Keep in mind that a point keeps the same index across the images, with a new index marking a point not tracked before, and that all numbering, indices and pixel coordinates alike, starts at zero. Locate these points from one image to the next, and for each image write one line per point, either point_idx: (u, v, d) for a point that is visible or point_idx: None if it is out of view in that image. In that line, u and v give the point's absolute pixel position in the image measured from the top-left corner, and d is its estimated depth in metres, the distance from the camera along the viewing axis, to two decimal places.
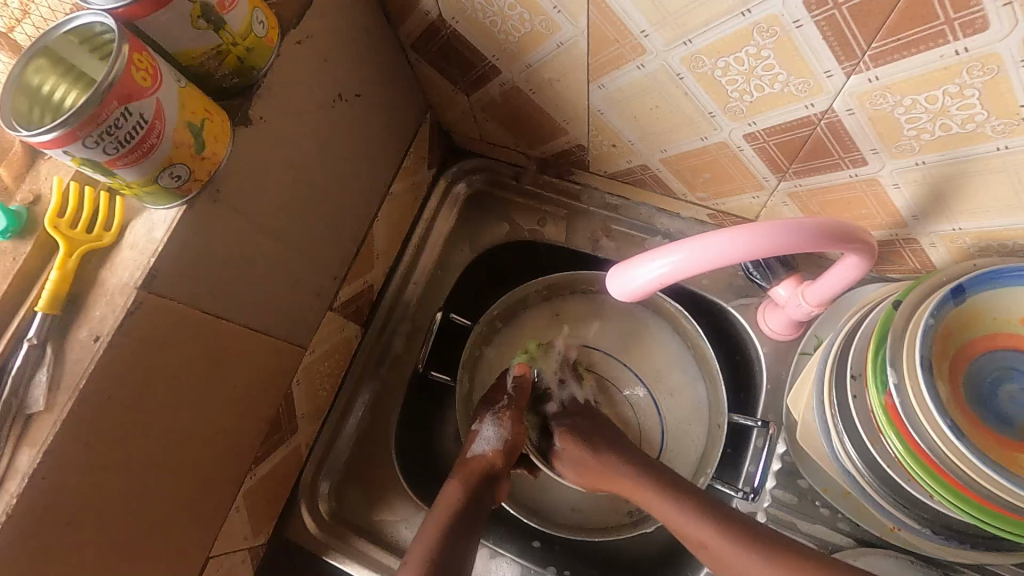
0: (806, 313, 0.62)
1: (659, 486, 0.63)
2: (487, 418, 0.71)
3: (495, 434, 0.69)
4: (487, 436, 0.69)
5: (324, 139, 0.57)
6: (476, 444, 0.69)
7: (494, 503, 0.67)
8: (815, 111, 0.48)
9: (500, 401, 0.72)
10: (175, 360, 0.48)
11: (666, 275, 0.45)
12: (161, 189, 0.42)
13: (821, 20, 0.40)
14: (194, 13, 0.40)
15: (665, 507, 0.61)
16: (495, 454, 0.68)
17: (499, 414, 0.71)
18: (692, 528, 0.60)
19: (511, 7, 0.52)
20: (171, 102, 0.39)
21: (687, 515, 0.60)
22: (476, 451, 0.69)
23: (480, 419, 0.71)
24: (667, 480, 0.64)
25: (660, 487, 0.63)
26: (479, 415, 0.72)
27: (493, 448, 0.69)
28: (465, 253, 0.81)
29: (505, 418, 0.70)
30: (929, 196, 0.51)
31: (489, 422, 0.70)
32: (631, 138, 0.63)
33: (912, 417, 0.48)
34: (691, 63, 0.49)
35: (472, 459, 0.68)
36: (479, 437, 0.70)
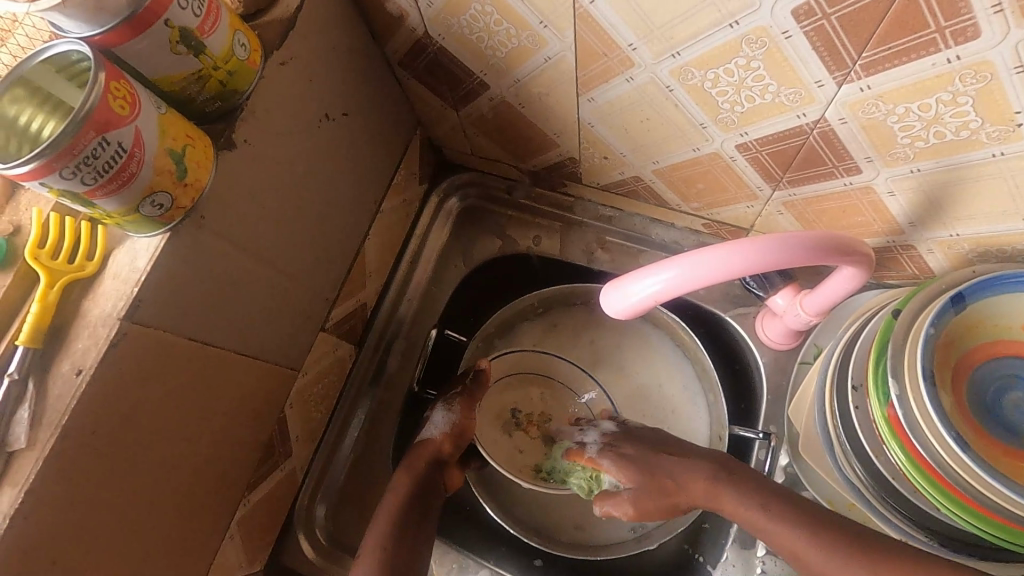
0: (805, 322, 0.62)
1: (749, 503, 0.58)
2: (437, 404, 0.71)
3: (444, 419, 0.69)
4: (436, 421, 0.69)
5: (312, 160, 0.56)
6: (428, 427, 0.69)
7: (443, 491, 0.68)
8: (807, 121, 0.48)
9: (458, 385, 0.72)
10: (161, 390, 0.46)
11: (664, 292, 0.45)
12: (143, 218, 0.41)
13: (810, 30, 0.40)
14: (173, 38, 0.39)
15: (735, 505, 0.59)
16: (445, 440, 0.68)
17: (460, 399, 0.70)
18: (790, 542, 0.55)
19: (497, 22, 0.51)
20: (151, 130, 0.38)
21: (793, 528, 0.55)
22: (425, 435, 0.69)
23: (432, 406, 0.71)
24: (734, 505, 0.59)
25: (740, 510, 0.58)
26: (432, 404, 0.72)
27: (439, 432, 0.69)
28: (459, 268, 0.81)
29: (460, 404, 0.70)
30: (925, 203, 0.51)
31: (439, 408, 0.70)
32: (622, 150, 0.62)
33: (915, 429, 0.47)
34: (680, 76, 0.48)
35: (421, 443, 0.68)
36: (431, 421, 0.70)
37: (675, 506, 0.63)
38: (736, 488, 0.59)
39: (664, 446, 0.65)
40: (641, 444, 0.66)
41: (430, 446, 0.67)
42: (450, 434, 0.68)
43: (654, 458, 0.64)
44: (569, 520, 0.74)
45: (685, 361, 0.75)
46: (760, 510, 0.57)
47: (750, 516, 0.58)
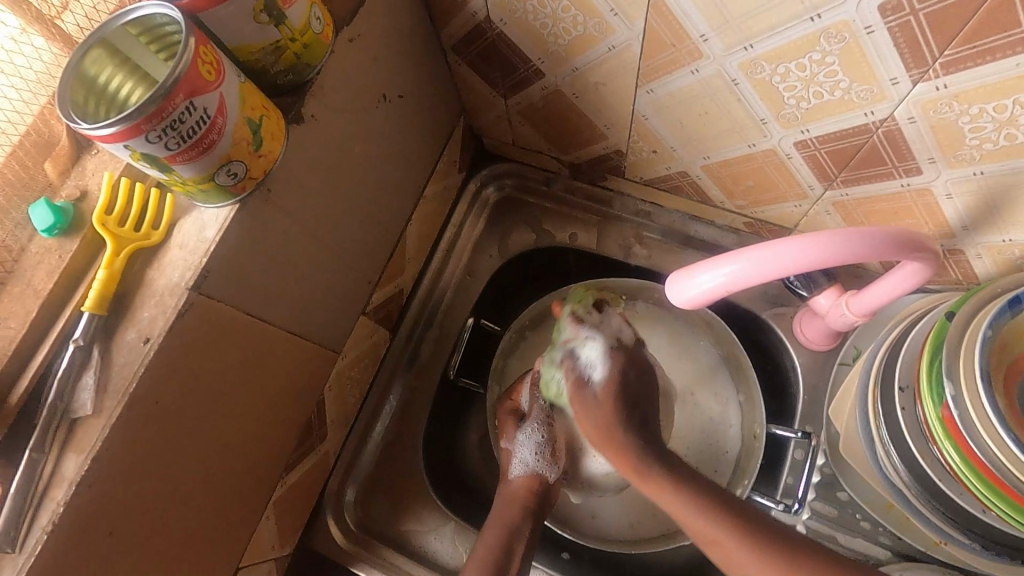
0: (848, 323, 0.62)
1: (651, 471, 0.59)
2: (517, 435, 0.70)
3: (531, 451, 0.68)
4: (523, 454, 0.68)
5: (368, 140, 0.56)
6: (514, 465, 0.68)
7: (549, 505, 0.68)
8: (874, 119, 0.48)
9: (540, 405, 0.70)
10: (218, 364, 0.46)
11: (728, 285, 0.45)
12: (216, 187, 0.40)
13: (895, 26, 0.40)
14: (257, 7, 0.39)
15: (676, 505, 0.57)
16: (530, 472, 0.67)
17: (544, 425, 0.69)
18: (701, 528, 0.55)
19: (565, 9, 0.51)
20: (232, 97, 0.38)
21: (697, 505, 0.56)
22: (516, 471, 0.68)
23: (510, 438, 0.70)
24: (639, 471, 0.60)
25: (662, 483, 0.59)
26: (513, 428, 0.70)
27: (530, 469, 0.68)
28: (494, 258, 0.80)
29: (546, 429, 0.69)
30: (982, 206, 0.51)
31: (523, 439, 0.69)
32: (673, 144, 0.62)
33: (972, 430, 0.48)
34: (749, 69, 0.48)
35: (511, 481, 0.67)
36: (519, 452, 0.69)
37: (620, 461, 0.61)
38: (657, 465, 0.60)
39: (635, 400, 0.64)
40: (624, 393, 0.64)
41: (518, 482, 0.67)
42: (540, 470, 0.67)
43: (629, 404, 0.63)
44: (590, 512, 0.73)
45: (717, 361, 0.75)
46: (671, 489, 0.58)
47: (670, 497, 0.58)
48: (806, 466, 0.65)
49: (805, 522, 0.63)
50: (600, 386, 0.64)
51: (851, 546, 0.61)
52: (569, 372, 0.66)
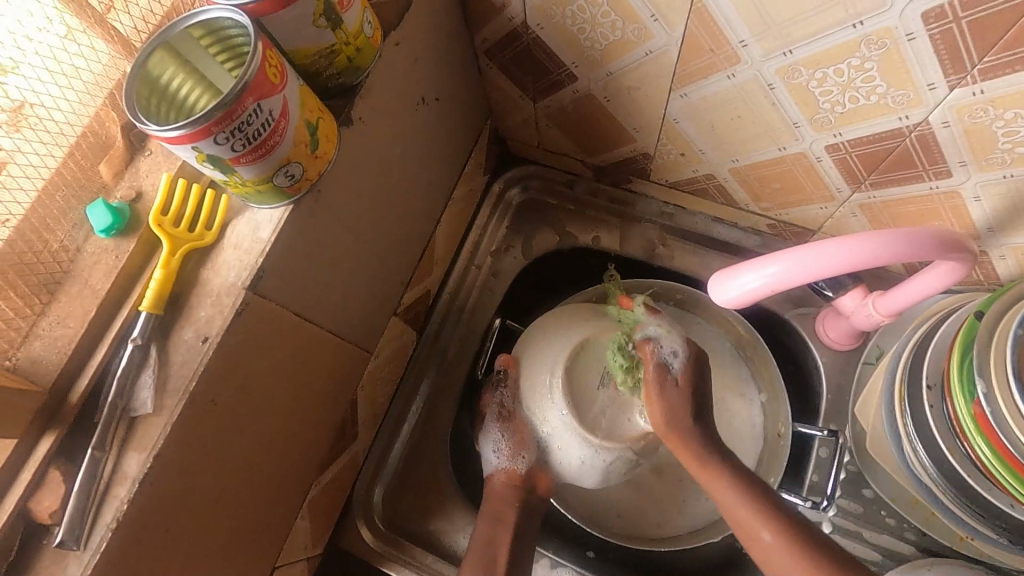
0: (873, 323, 0.63)
1: (710, 462, 0.61)
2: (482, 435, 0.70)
3: (498, 452, 0.67)
4: (490, 454, 0.68)
5: (406, 143, 0.57)
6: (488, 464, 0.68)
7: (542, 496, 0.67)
8: (908, 123, 0.49)
9: (494, 400, 0.71)
10: (267, 363, 0.46)
11: (772, 285, 0.46)
12: (273, 188, 0.41)
13: (936, 33, 0.41)
14: (317, 12, 0.39)
15: (725, 492, 0.59)
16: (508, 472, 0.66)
17: (498, 419, 0.69)
18: (751, 521, 0.57)
19: (605, 14, 0.52)
20: (294, 100, 0.39)
21: (746, 501, 0.58)
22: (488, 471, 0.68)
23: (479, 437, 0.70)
24: (707, 468, 0.61)
25: (715, 470, 0.61)
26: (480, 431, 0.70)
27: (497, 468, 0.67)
28: (518, 259, 0.80)
29: (501, 424, 0.69)
30: (1010, 208, 0.52)
31: (486, 439, 0.69)
32: (701, 147, 0.64)
33: (1003, 426, 0.49)
34: (786, 74, 0.50)
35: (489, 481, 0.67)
36: (484, 449, 0.69)
37: (684, 453, 0.62)
38: (719, 460, 0.61)
39: (702, 397, 0.65)
40: (697, 394, 0.64)
41: (498, 480, 0.66)
42: (505, 467, 0.66)
43: (698, 408, 0.64)
44: (614, 510, 0.74)
45: (741, 362, 0.76)
46: (728, 486, 0.59)
47: (726, 494, 0.59)
48: (832, 464, 0.66)
49: (831, 519, 0.64)
50: (679, 374, 0.65)
51: (877, 542, 0.63)
52: (654, 356, 0.65)
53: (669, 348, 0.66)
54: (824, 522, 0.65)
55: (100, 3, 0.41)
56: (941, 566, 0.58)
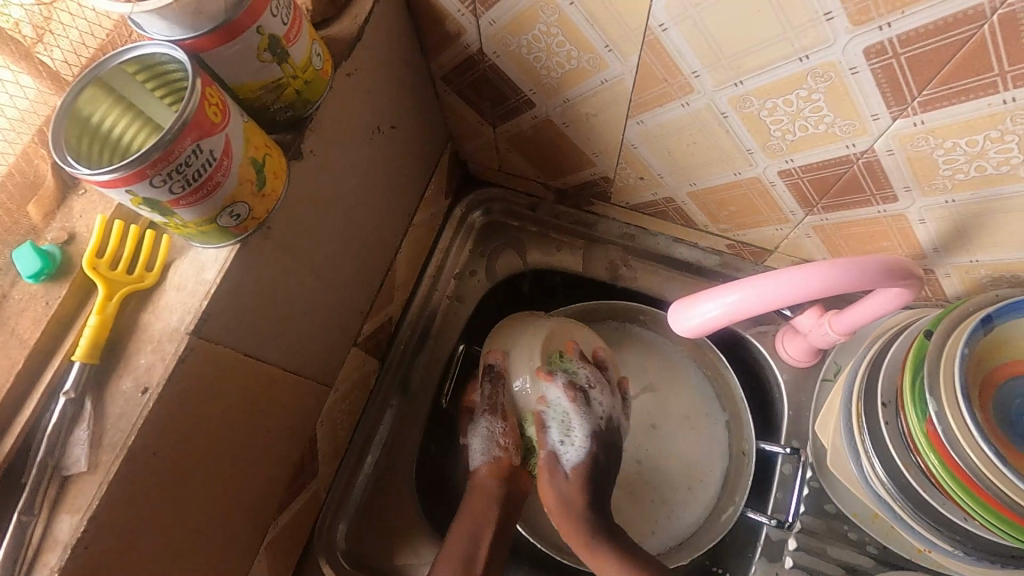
0: (830, 341, 0.64)
1: (601, 548, 0.62)
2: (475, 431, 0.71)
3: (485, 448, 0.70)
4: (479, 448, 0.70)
5: (362, 171, 0.55)
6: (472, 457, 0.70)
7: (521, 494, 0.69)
8: (855, 151, 0.50)
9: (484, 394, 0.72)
10: (216, 408, 0.44)
11: (730, 316, 0.47)
12: (218, 228, 0.39)
13: (878, 68, 0.42)
14: (262, 45, 0.38)
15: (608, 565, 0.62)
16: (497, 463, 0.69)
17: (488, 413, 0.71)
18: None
19: (560, 44, 0.52)
20: (237, 138, 0.37)
21: (626, 569, 0.61)
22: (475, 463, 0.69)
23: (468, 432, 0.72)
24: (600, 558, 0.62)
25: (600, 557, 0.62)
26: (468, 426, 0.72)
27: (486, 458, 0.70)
28: (481, 282, 0.79)
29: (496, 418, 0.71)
30: (953, 231, 0.54)
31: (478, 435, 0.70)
32: (660, 171, 0.64)
33: (954, 444, 0.50)
34: (738, 104, 0.50)
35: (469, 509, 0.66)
36: (473, 443, 0.70)
37: (568, 528, 0.64)
38: (604, 541, 0.63)
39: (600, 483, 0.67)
40: (591, 485, 0.66)
41: (482, 472, 0.68)
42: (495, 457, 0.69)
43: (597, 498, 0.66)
44: None
45: (703, 381, 0.77)
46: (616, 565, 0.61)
47: (604, 571, 0.61)
48: (796, 479, 0.67)
49: (796, 536, 0.65)
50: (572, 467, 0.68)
51: (840, 558, 0.63)
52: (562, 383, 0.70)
53: (603, 409, 0.70)
54: (789, 539, 0.65)
55: (28, 33, 0.39)
56: None
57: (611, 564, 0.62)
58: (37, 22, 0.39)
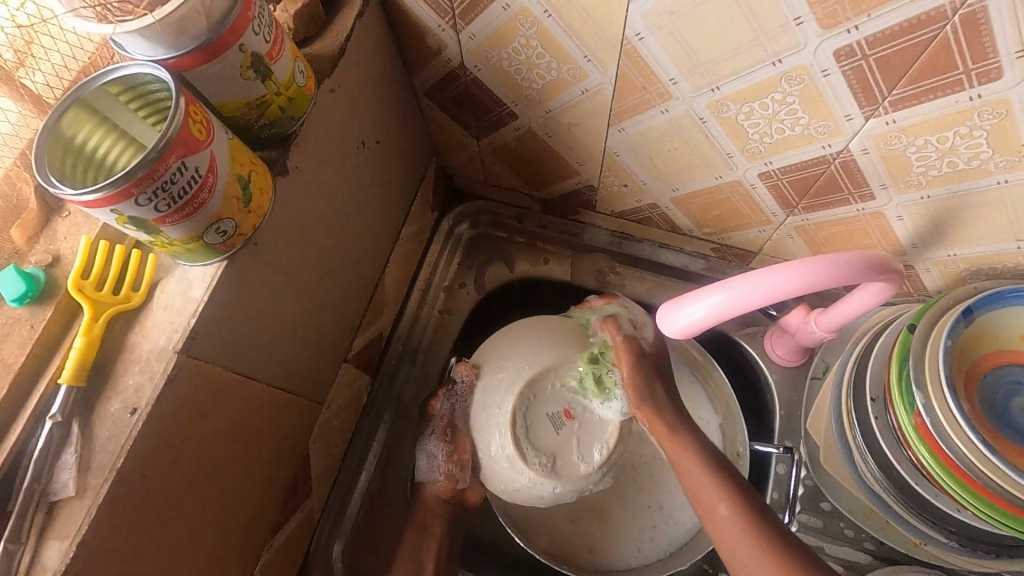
0: (818, 339, 0.65)
1: (680, 433, 0.62)
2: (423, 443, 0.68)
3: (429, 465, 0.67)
4: (428, 464, 0.67)
5: (348, 186, 0.56)
6: (421, 471, 0.68)
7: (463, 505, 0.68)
8: (831, 151, 0.51)
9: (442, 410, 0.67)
10: (207, 428, 0.44)
11: (715, 315, 0.47)
12: (204, 246, 0.39)
13: (849, 70, 0.43)
14: (244, 64, 0.38)
15: (687, 450, 0.61)
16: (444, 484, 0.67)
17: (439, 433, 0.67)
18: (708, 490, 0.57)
19: (540, 55, 0.53)
20: (222, 155, 0.37)
21: (705, 471, 0.59)
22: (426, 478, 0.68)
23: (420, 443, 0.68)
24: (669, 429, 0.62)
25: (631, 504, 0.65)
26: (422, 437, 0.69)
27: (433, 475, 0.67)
28: (471, 294, 0.79)
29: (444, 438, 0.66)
30: (930, 226, 0.55)
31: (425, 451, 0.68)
32: (643, 178, 0.65)
33: (943, 435, 0.51)
34: (716, 108, 0.52)
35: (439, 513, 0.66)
36: (418, 461, 0.68)
37: (655, 419, 0.63)
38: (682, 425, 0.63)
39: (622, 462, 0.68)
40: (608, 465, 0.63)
41: (431, 489, 0.67)
42: (440, 477, 0.67)
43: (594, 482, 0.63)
44: (583, 543, 0.72)
45: (695, 384, 0.77)
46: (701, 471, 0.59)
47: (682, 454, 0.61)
48: (790, 479, 0.67)
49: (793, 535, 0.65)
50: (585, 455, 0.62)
51: (839, 555, 0.64)
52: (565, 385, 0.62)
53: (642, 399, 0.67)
54: None
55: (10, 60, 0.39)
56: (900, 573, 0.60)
57: (691, 448, 0.61)
58: (17, 47, 0.39)
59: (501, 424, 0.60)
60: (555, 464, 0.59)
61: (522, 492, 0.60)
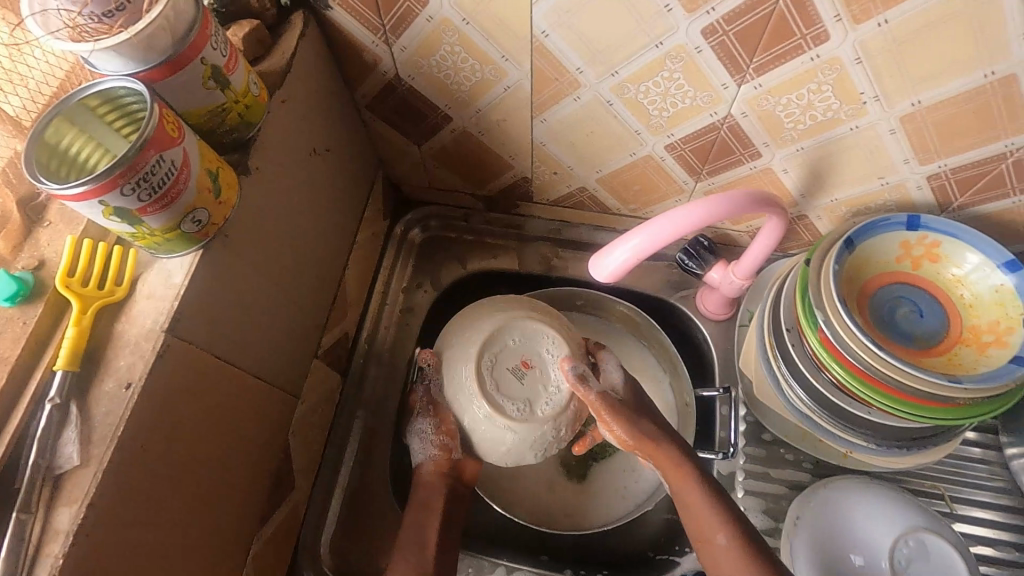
0: (738, 288, 0.74)
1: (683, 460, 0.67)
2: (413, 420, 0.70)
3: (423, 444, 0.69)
4: (419, 442, 0.70)
5: (305, 191, 0.62)
6: (414, 454, 0.70)
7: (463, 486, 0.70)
8: (718, 118, 0.61)
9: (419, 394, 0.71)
10: (195, 408, 0.48)
11: (637, 255, 0.54)
12: (181, 235, 0.44)
13: (716, 45, 0.53)
14: (206, 74, 0.44)
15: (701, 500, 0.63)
16: (439, 456, 0.69)
17: (425, 411, 0.69)
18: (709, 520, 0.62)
19: (463, 59, 0.61)
20: (193, 152, 0.43)
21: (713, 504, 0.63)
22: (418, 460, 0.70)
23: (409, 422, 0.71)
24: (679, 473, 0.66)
25: (687, 472, 0.66)
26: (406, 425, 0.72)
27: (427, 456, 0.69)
28: (430, 293, 0.85)
29: (428, 415, 0.69)
30: (810, 174, 0.66)
31: (415, 433, 0.70)
32: (569, 164, 0.73)
33: (844, 344, 0.60)
34: (618, 91, 0.61)
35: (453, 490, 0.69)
36: (411, 442, 0.70)
37: (655, 451, 0.67)
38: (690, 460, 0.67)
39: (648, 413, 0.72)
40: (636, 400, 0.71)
41: (425, 469, 0.69)
42: (433, 455, 0.69)
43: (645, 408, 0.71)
44: (559, 508, 0.78)
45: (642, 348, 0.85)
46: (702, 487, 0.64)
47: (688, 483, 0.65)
48: (732, 417, 0.75)
49: (742, 466, 0.73)
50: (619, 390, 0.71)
51: (783, 477, 0.72)
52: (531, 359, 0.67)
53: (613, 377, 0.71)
54: (737, 470, 0.73)
55: None
56: (851, 484, 0.67)
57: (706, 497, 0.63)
58: None
59: (471, 386, 0.65)
60: (531, 410, 0.65)
61: (511, 451, 0.65)
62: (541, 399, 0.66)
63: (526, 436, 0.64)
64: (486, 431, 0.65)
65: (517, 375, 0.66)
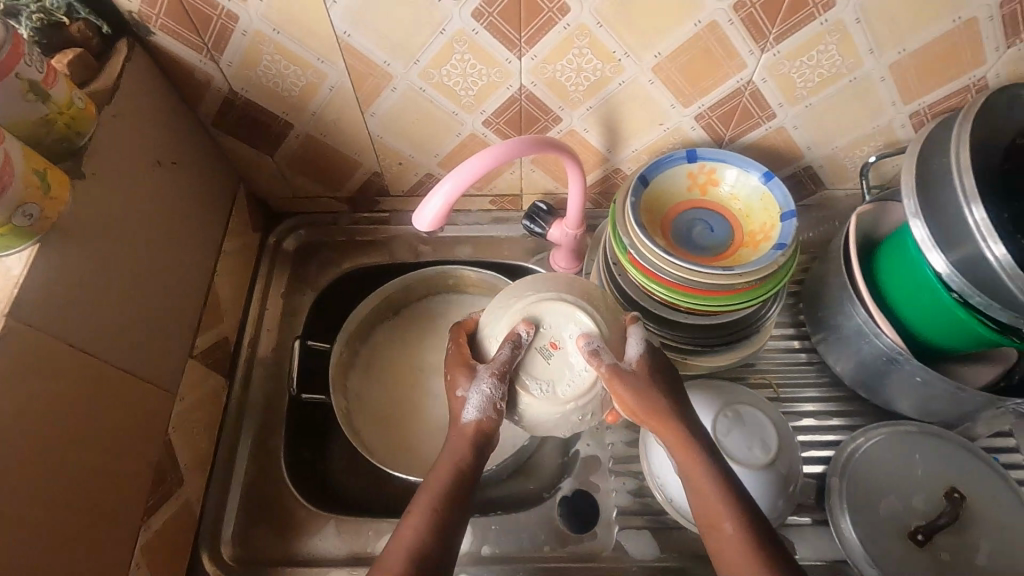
0: (575, 239, 0.85)
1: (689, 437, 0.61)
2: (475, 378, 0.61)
3: (482, 397, 0.60)
4: (476, 398, 0.61)
5: (154, 199, 0.67)
6: (465, 408, 0.61)
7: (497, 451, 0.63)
8: (514, 90, 0.72)
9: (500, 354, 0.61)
10: (48, 391, 0.52)
11: (451, 199, 0.61)
12: (15, 228, 0.49)
13: (487, 26, 0.64)
14: (24, 88, 0.50)
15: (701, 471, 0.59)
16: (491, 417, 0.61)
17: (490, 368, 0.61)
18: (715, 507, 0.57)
19: (285, 66, 0.69)
20: (16, 153, 0.48)
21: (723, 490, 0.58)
22: (468, 415, 0.61)
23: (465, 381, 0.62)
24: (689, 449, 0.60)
25: (693, 451, 0.60)
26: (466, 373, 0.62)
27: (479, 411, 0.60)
28: (308, 293, 0.91)
29: (496, 377, 0.60)
30: (606, 130, 0.78)
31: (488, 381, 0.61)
32: (410, 152, 0.82)
33: (647, 260, 0.70)
34: (426, 77, 0.71)
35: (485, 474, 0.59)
36: (466, 397, 0.61)
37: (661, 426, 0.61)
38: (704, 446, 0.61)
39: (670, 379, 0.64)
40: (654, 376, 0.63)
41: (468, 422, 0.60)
42: (487, 411, 0.60)
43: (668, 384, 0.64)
44: None
45: None
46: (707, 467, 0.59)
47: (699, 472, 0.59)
48: None
49: None
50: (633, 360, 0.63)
51: None
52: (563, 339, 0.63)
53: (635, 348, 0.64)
54: None
55: None
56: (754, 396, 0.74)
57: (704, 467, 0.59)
58: None
59: (533, 358, 0.63)
60: (554, 392, 0.62)
61: (554, 425, 0.64)
62: (567, 378, 0.62)
63: (563, 413, 0.62)
64: (541, 407, 0.62)
65: (543, 352, 0.63)
